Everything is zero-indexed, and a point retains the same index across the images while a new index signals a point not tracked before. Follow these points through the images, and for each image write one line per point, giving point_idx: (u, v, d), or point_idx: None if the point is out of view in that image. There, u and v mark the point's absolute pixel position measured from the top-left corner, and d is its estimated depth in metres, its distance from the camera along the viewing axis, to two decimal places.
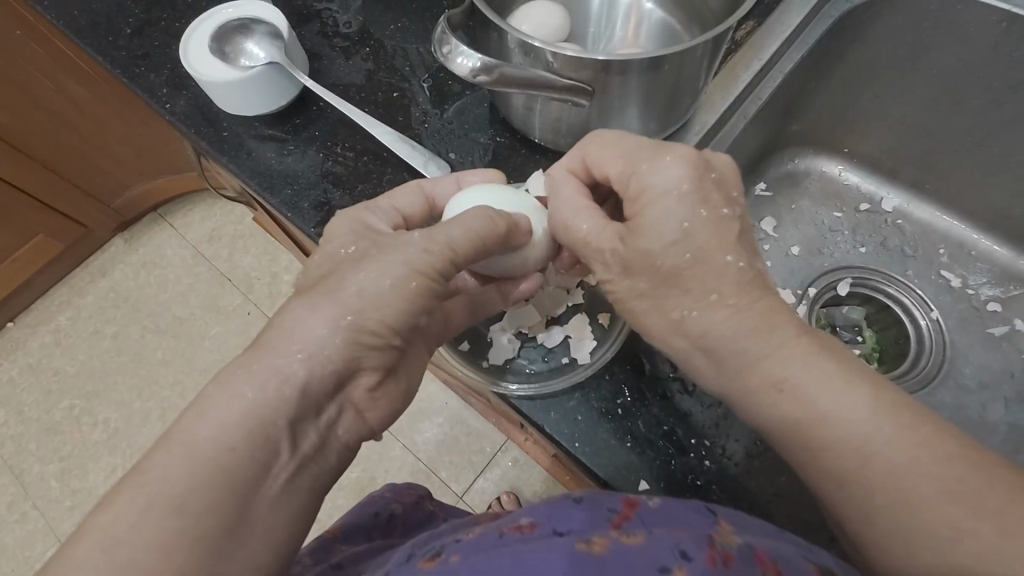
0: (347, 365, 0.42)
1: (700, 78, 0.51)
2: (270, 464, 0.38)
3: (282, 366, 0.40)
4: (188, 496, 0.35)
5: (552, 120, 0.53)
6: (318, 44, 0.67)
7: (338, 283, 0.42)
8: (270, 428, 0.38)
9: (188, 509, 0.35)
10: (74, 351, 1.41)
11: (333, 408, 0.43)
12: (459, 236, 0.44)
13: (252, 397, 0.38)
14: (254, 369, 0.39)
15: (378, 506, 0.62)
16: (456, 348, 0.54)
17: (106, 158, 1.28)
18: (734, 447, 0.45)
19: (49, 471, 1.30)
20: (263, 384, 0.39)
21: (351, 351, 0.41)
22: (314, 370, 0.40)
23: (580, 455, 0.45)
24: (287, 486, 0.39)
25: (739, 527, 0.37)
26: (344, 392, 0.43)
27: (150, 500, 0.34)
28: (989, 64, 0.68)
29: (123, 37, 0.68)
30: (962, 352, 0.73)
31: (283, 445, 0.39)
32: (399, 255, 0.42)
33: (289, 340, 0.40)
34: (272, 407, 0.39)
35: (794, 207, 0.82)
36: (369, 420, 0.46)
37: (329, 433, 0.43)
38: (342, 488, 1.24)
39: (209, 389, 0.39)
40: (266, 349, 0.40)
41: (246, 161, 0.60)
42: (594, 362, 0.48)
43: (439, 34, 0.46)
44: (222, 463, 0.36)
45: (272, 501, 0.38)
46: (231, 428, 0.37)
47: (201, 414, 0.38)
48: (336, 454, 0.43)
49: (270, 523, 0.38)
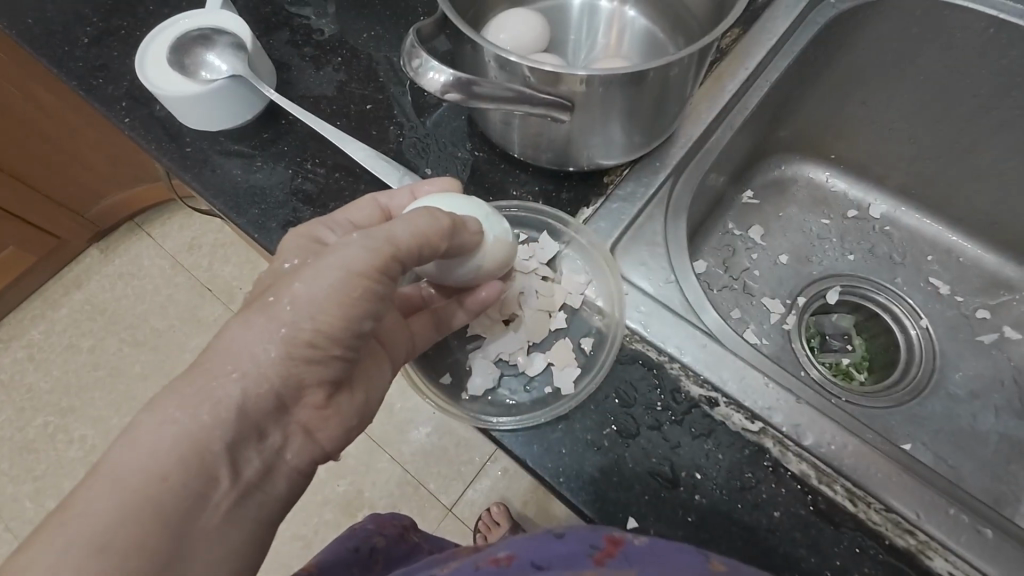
0: (286, 384, 0.40)
1: (686, 89, 0.49)
2: (208, 493, 0.37)
3: (216, 389, 0.38)
4: (111, 534, 0.33)
5: (531, 134, 0.51)
6: (287, 54, 0.64)
7: (274, 297, 0.40)
8: (203, 454, 0.37)
9: (113, 548, 0.33)
10: (47, 366, 1.36)
11: (280, 432, 0.41)
12: (402, 233, 0.41)
13: (183, 422, 0.37)
14: (187, 394, 0.38)
15: (358, 540, 0.59)
16: (435, 380, 0.52)
17: (78, 166, 1.23)
18: (727, 480, 0.42)
19: (22, 491, 1.25)
20: (195, 409, 0.37)
21: (286, 368, 0.40)
22: (248, 391, 0.39)
23: (563, 490, 0.43)
24: (229, 514, 0.38)
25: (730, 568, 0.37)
26: (289, 415, 0.42)
27: (71, 541, 0.32)
28: (976, 70, 0.67)
29: (80, 47, 0.65)
30: (952, 360, 0.72)
31: (221, 472, 0.38)
32: (337, 258, 0.40)
33: (223, 362, 0.39)
34: (204, 431, 0.37)
35: (782, 215, 0.80)
36: (321, 440, 0.44)
37: (276, 457, 0.42)
38: (329, 503, 1.20)
39: (143, 414, 0.37)
40: (198, 373, 0.39)
41: (210, 178, 0.57)
42: (578, 392, 0.46)
43: (409, 47, 0.43)
44: (151, 493, 0.35)
45: (212, 531, 0.37)
46: (160, 455, 0.36)
47: (128, 443, 0.36)
48: (285, 480, 0.42)
49: (206, 558, 0.36)
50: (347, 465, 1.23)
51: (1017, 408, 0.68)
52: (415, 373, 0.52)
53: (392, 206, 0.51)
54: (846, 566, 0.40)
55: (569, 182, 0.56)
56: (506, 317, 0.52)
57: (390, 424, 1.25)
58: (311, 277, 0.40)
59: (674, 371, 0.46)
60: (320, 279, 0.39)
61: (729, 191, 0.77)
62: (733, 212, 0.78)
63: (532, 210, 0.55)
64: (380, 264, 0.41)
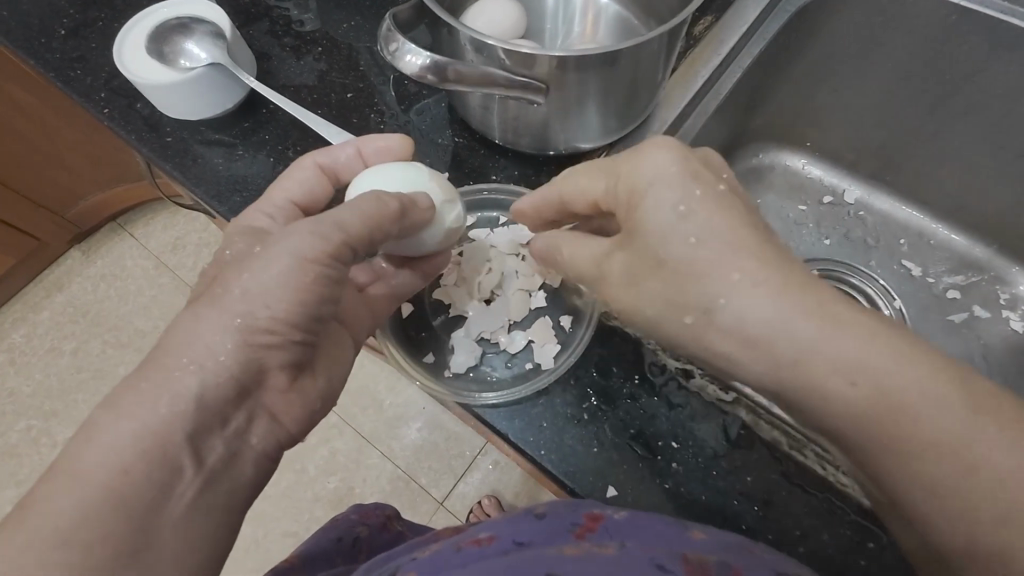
0: (246, 371, 0.40)
1: (658, 73, 0.51)
2: (172, 481, 0.37)
3: (177, 380, 0.38)
4: (74, 529, 0.33)
5: (509, 118, 0.52)
6: (267, 44, 0.64)
7: (221, 289, 0.41)
8: (165, 445, 0.37)
9: (77, 541, 0.33)
10: (30, 369, 1.34)
11: (240, 416, 0.41)
12: (351, 219, 0.42)
13: (142, 413, 0.37)
14: (142, 390, 0.38)
15: (341, 531, 0.59)
16: (419, 360, 0.54)
17: (58, 167, 1.21)
18: (702, 448, 0.45)
19: (7, 497, 1.24)
20: (155, 402, 0.38)
21: (247, 355, 0.40)
22: (207, 381, 0.39)
23: (545, 462, 0.44)
24: (194, 505, 0.38)
25: (712, 540, 0.37)
26: (252, 398, 0.42)
27: (29, 538, 0.32)
28: (941, 56, 0.69)
29: (56, 39, 0.64)
30: (923, 339, 0.74)
31: (185, 460, 0.38)
32: (289, 244, 0.41)
33: (180, 352, 0.39)
34: (164, 422, 0.37)
35: (760, 201, 0.83)
36: (285, 422, 0.44)
37: (241, 443, 0.41)
38: (319, 500, 1.20)
39: (97, 414, 0.37)
40: (153, 366, 0.39)
41: (192, 167, 0.58)
42: (557, 367, 0.48)
43: (386, 32, 0.45)
44: (112, 487, 0.35)
45: (178, 523, 0.37)
46: (122, 449, 0.36)
47: (92, 438, 0.36)
48: (252, 466, 0.42)
49: (176, 548, 0.36)
50: (337, 462, 1.23)
51: None
52: (399, 354, 0.54)
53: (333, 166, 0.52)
54: (815, 528, 0.43)
55: (547, 167, 0.57)
56: (484, 297, 0.56)
57: (379, 421, 1.25)
58: (261, 268, 0.41)
59: (652, 346, 0.49)
60: (274, 265, 0.40)
61: None
62: None
63: (500, 189, 0.57)
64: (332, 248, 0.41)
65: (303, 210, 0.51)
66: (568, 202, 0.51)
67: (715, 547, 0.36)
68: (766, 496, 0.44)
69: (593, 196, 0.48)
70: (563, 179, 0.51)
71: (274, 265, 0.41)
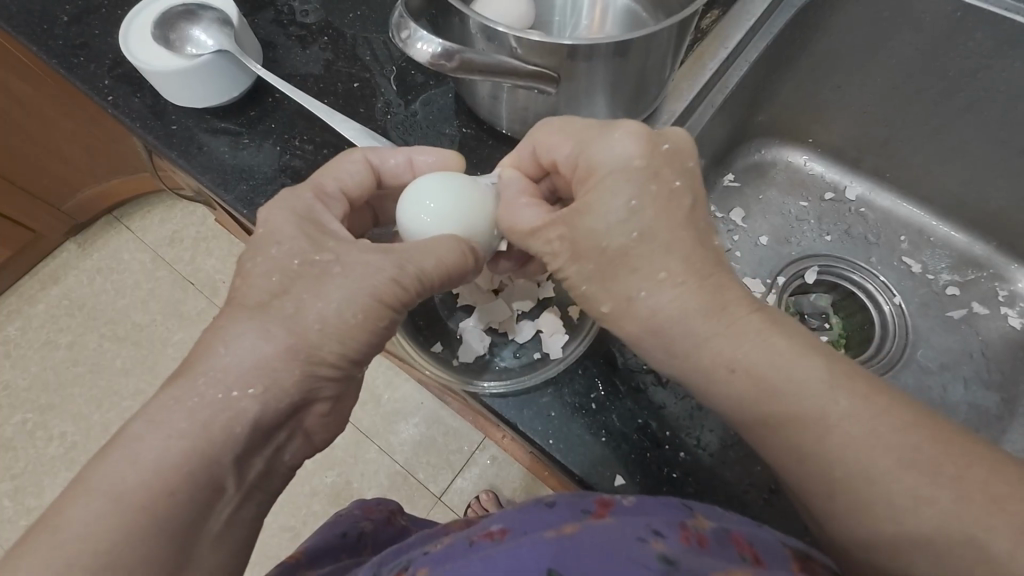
0: (302, 397, 0.41)
1: (667, 64, 0.51)
2: (214, 503, 0.38)
3: (228, 402, 0.38)
4: (118, 552, 0.33)
5: (518, 109, 0.53)
6: (273, 32, 0.64)
7: (298, 308, 0.41)
8: (214, 468, 0.37)
9: (120, 565, 0.33)
10: (25, 362, 1.33)
11: (281, 435, 0.42)
12: (431, 268, 0.44)
13: (180, 432, 0.37)
14: (186, 405, 0.38)
15: (346, 526, 0.59)
16: (427, 349, 0.55)
17: (55, 159, 1.19)
18: (709, 438, 0.49)
19: (3, 490, 1.23)
20: (203, 420, 0.38)
21: (308, 382, 0.41)
22: (268, 404, 0.39)
23: (554, 452, 0.46)
24: (229, 521, 0.39)
25: (711, 516, 0.38)
26: (297, 418, 0.43)
27: (72, 559, 0.33)
28: (945, 52, 0.69)
29: (59, 26, 0.64)
30: (923, 335, 0.75)
31: (228, 483, 0.38)
32: (350, 272, 0.42)
33: (218, 372, 0.39)
34: (213, 443, 0.37)
35: (762, 197, 0.83)
36: (315, 439, 0.45)
37: (275, 458, 0.42)
38: (317, 494, 1.20)
39: (137, 427, 0.37)
40: (185, 381, 0.39)
41: (198, 156, 0.57)
42: (566, 356, 0.50)
43: (398, 20, 0.45)
44: (160, 508, 0.35)
45: (215, 537, 0.38)
46: (166, 469, 0.36)
47: (125, 454, 0.36)
48: (280, 478, 0.43)
49: (210, 561, 0.37)
50: (336, 456, 1.23)
51: (985, 378, 0.71)
52: (406, 343, 0.54)
53: (382, 166, 0.51)
54: None
55: None
56: (494, 286, 0.57)
57: (377, 416, 1.25)
58: (322, 291, 0.41)
59: None
60: (323, 286, 0.42)
61: (710, 175, 0.79)
62: (715, 195, 0.81)
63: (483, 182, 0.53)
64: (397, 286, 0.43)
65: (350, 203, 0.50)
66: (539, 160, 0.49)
67: (708, 518, 0.37)
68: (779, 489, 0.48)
69: (556, 157, 0.46)
70: (537, 130, 0.48)
71: (323, 288, 0.41)
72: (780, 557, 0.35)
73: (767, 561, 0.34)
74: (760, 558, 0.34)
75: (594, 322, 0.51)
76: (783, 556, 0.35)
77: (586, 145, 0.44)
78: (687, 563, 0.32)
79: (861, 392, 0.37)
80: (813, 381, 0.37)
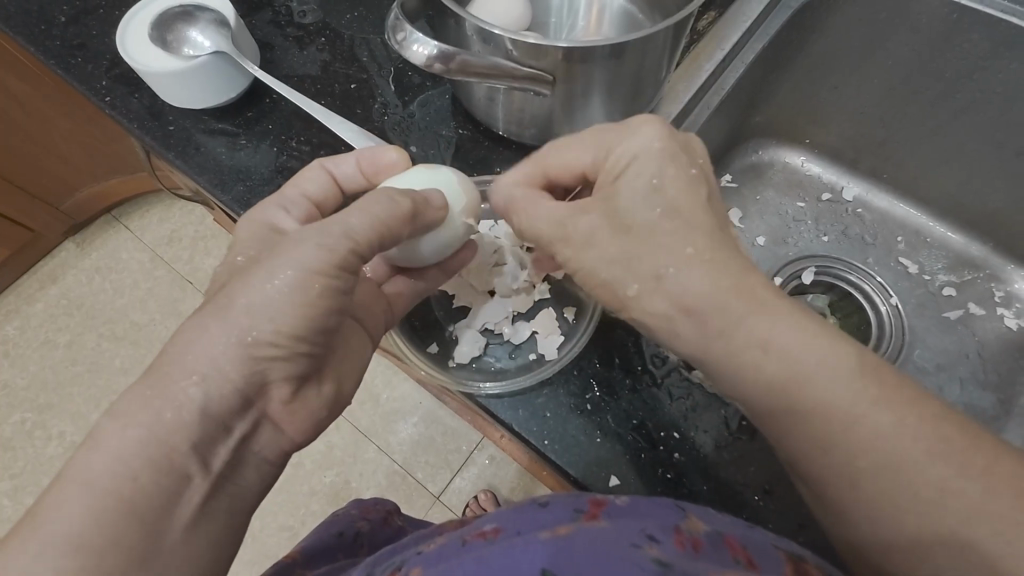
0: (249, 382, 0.40)
1: (663, 65, 0.51)
2: (180, 490, 0.37)
3: (179, 392, 0.38)
4: (88, 535, 0.34)
5: (514, 111, 0.53)
6: (270, 33, 0.64)
7: (228, 300, 0.40)
8: (171, 457, 0.38)
9: (88, 547, 0.34)
10: (22, 362, 1.33)
11: (245, 424, 0.41)
12: (358, 224, 0.42)
13: (145, 425, 0.37)
14: (147, 396, 0.38)
15: (343, 526, 0.59)
16: (423, 350, 0.55)
17: (54, 159, 1.19)
18: (704, 438, 0.49)
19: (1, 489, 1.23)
20: (155, 414, 0.38)
21: (249, 367, 0.40)
22: (210, 394, 0.39)
23: (549, 452, 0.47)
24: (200, 511, 0.38)
25: (704, 518, 0.38)
26: (258, 406, 0.42)
27: (45, 542, 0.33)
28: (940, 54, 0.69)
29: (57, 26, 0.64)
30: (920, 335, 0.75)
31: (193, 469, 0.38)
32: (295, 256, 0.41)
33: (183, 365, 0.39)
34: (169, 433, 0.38)
35: (759, 197, 0.83)
36: (290, 432, 0.44)
37: (244, 448, 0.42)
38: (315, 494, 1.20)
39: (101, 422, 0.38)
40: (155, 379, 0.39)
41: (194, 156, 0.58)
42: (562, 357, 0.51)
43: (394, 22, 0.45)
44: (124, 498, 0.36)
45: (185, 526, 0.37)
46: (128, 459, 0.36)
47: (91, 447, 0.36)
48: (255, 470, 0.43)
49: (181, 551, 0.37)
50: (333, 456, 1.23)
51: (981, 379, 0.71)
52: (404, 344, 0.55)
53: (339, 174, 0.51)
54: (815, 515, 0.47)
55: None
56: (489, 288, 0.57)
57: (375, 416, 1.25)
58: (259, 280, 0.40)
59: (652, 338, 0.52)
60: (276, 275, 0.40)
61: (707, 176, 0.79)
62: None
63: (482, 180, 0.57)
64: (339, 260, 0.41)
65: (317, 208, 0.50)
66: (554, 179, 0.49)
67: (702, 521, 0.38)
68: (774, 489, 0.48)
69: (580, 167, 0.47)
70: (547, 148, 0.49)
71: (251, 277, 0.41)
72: (774, 559, 0.35)
73: (761, 564, 0.34)
74: (753, 561, 0.34)
75: (596, 307, 0.52)
76: (777, 558, 0.36)
77: (610, 144, 0.44)
78: (681, 565, 0.32)
79: (853, 392, 0.37)
80: (809, 380, 0.37)
